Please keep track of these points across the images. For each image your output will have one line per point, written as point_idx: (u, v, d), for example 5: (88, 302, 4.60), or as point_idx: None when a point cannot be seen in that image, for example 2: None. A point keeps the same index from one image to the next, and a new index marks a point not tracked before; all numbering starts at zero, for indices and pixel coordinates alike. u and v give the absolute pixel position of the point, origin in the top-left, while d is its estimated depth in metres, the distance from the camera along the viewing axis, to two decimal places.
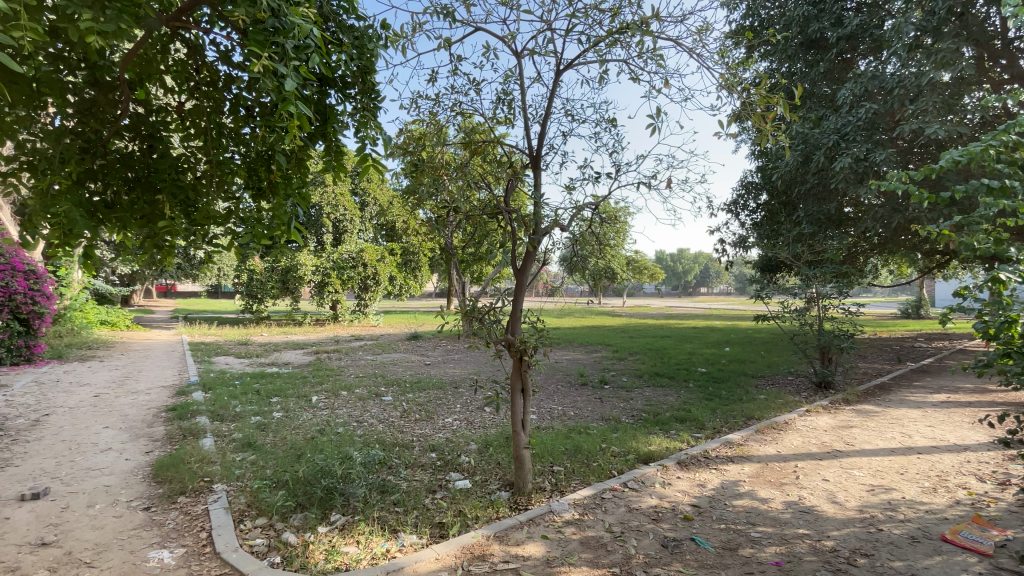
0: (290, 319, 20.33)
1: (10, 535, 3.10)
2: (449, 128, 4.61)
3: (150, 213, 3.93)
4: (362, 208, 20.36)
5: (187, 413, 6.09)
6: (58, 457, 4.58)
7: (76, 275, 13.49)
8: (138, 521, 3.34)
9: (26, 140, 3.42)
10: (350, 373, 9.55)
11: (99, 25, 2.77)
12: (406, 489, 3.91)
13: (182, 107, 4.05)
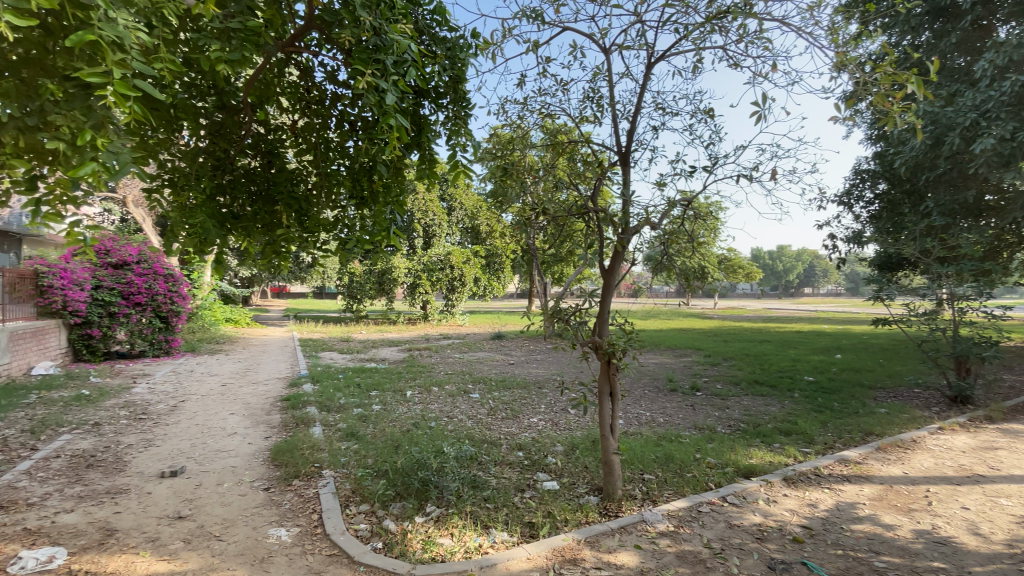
0: (385, 319, 21.68)
1: (154, 507, 3.53)
2: (535, 131, 4.64)
3: (270, 222, 4.34)
4: (449, 213, 21.24)
5: (299, 403, 6.71)
6: (193, 439, 5.24)
7: (208, 279, 15.43)
8: (259, 500, 3.72)
9: (168, 160, 3.97)
10: (440, 371, 9.95)
11: (227, 55, 3.15)
12: (496, 487, 3.98)
13: (295, 125, 4.47)
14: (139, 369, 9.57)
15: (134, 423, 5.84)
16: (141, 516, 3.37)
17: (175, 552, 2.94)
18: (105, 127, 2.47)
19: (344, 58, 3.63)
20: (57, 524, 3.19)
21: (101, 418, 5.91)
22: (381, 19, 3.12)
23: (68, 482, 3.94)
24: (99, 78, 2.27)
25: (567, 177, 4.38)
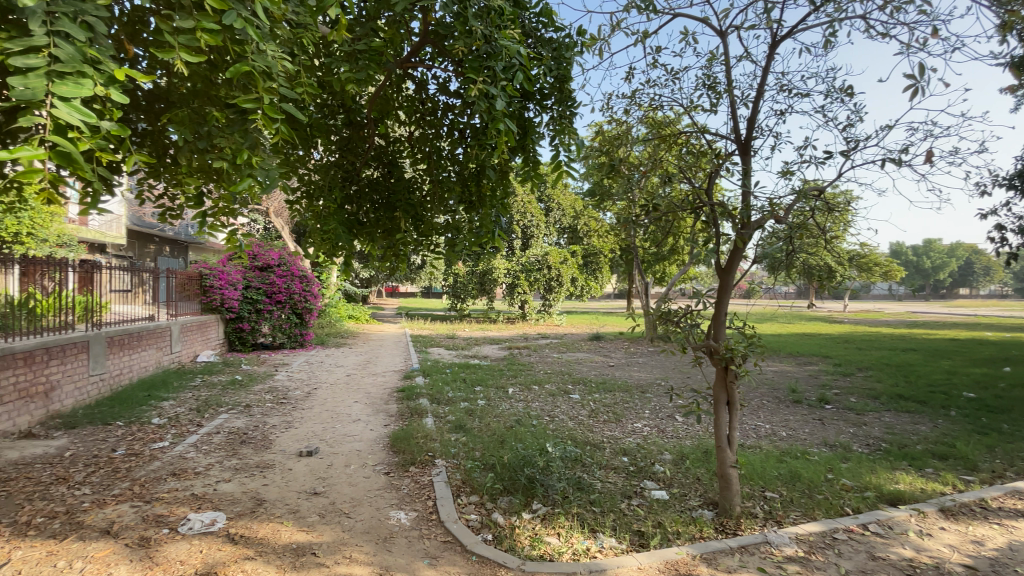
0: (486, 317, 22.41)
1: (294, 482, 3.98)
2: (643, 125, 4.49)
3: (390, 228, 4.68)
4: (547, 214, 21.38)
5: (412, 395, 7.18)
6: (324, 423, 5.84)
7: (332, 279, 17.13)
8: (381, 484, 4.03)
9: (306, 174, 4.48)
10: (540, 369, 10.04)
11: (355, 75, 3.47)
12: (602, 491, 3.91)
13: (411, 136, 4.78)
14: (279, 358, 10.91)
15: (276, 406, 6.65)
16: (283, 489, 3.81)
17: (312, 524, 3.27)
18: (257, 147, 2.83)
19: (455, 68, 3.81)
20: (219, 491, 3.71)
21: (251, 401, 6.82)
22: (492, 26, 3.21)
23: (227, 456, 4.58)
24: (253, 105, 2.60)
25: (677, 171, 4.17)
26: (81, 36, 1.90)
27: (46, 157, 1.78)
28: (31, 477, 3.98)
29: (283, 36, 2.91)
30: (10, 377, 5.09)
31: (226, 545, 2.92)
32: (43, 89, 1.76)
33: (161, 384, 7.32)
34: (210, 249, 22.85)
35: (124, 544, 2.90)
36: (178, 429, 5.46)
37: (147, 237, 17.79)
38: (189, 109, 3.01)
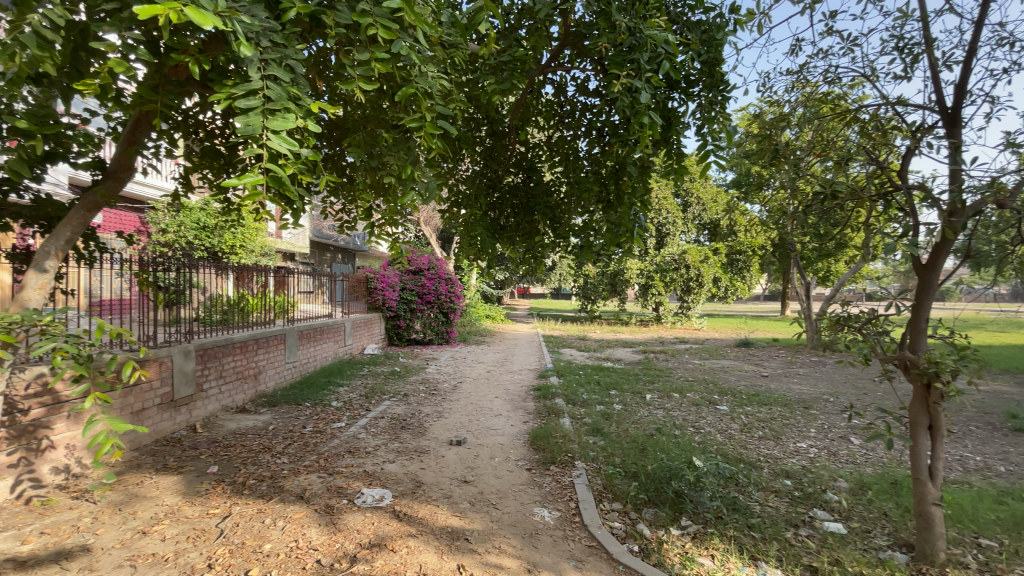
0: (618, 319, 21.88)
1: (447, 469, 4.29)
2: (807, 105, 3.99)
3: (530, 231, 4.79)
4: (684, 209, 20.15)
5: (549, 394, 7.29)
6: (469, 415, 6.21)
7: (472, 281, 18.24)
8: (524, 479, 4.15)
9: (455, 184, 4.80)
10: (680, 376, 9.46)
11: (501, 85, 3.64)
12: (762, 514, 3.53)
13: (550, 140, 4.86)
14: (428, 353, 11.93)
15: (429, 397, 7.26)
16: (438, 475, 4.13)
17: (463, 511, 3.49)
18: (417, 162, 3.10)
19: (596, 66, 3.78)
20: (385, 471, 4.16)
21: (407, 391, 7.55)
22: (637, 17, 3.10)
23: (390, 439, 5.12)
24: (415, 122, 2.86)
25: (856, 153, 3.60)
26: (285, 77, 2.25)
27: (263, 181, 2.15)
28: (247, 444, 4.89)
29: (439, 56, 3.16)
30: (233, 362, 6.32)
31: (393, 521, 3.25)
32: (261, 125, 2.12)
33: (337, 372, 8.54)
34: (370, 256, 25.96)
35: (314, 509, 3.39)
36: (351, 412, 6.26)
37: (323, 246, 20.82)
38: (364, 133, 3.42)
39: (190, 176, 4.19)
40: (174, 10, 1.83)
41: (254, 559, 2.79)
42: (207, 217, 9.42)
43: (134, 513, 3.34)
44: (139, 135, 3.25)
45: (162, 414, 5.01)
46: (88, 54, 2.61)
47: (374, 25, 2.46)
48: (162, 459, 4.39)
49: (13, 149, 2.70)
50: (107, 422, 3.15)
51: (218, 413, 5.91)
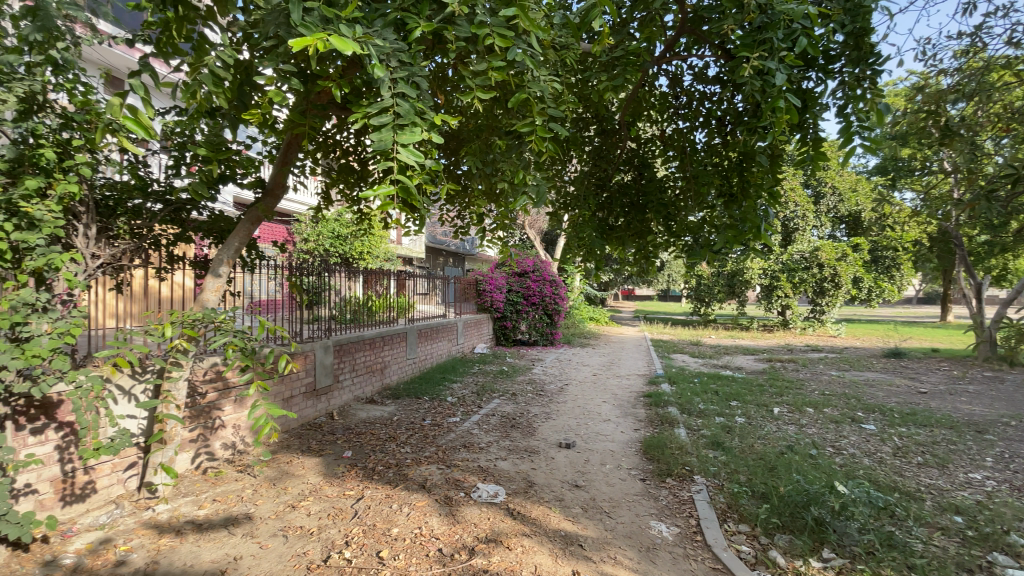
0: (737, 324, 20.22)
1: (558, 472, 4.27)
2: (984, 71, 3.35)
3: (641, 230, 4.54)
4: (816, 202, 18.09)
5: (661, 401, 6.95)
6: (578, 418, 6.15)
7: (577, 283, 18.13)
8: (638, 489, 4.00)
9: (563, 186, 4.76)
10: (813, 389, 8.45)
11: (612, 82, 3.55)
12: (926, 553, 3.00)
13: (663, 134, 4.65)
14: (535, 354, 12.05)
15: (537, 397, 7.32)
16: (549, 476, 4.13)
17: (576, 516, 3.44)
18: (529, 165, 3.13)
19: (718, 51, 3.54)
20: (498, 468, 4.27)
21: (516, 390, 7.69)
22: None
23: (501, 437, 5.25)
24: (528, 126, 2.88)
25: None
26: (412, 94, 2.41)
27: (393, 192, 2.31)
28: (375, 433, 5.34)
29: (551, 59, 3.17)
30: (363, 357, 6.97)
31: (507, 518, 3.32)
32: (391, 139, 2.29)
33: (452, 369, 9.01)
34: (478, 260, 27.07)
35: (434, 499, 3.58)
36: (465, 408, 6.54)
37: (436, 251, 22.14)
38: (479, 141, 3.55)
39: (330, 190, 4.69)
40: (322, 39, 2.05)
41: (384, 541, 3.02)
42: (340, 227, 10.50)
43: (285, 488, 3.80)
44: (290, 155, 3.71)
45: (306, 401, 5.67)
46: (252, 88, 3.04)
47: (491, 35, 2.52)
48: (306, 442, 4.96)
49: (198, 173, 3.24)
50: (266, 407, 3.64)
51: (350, 403, 6.54)
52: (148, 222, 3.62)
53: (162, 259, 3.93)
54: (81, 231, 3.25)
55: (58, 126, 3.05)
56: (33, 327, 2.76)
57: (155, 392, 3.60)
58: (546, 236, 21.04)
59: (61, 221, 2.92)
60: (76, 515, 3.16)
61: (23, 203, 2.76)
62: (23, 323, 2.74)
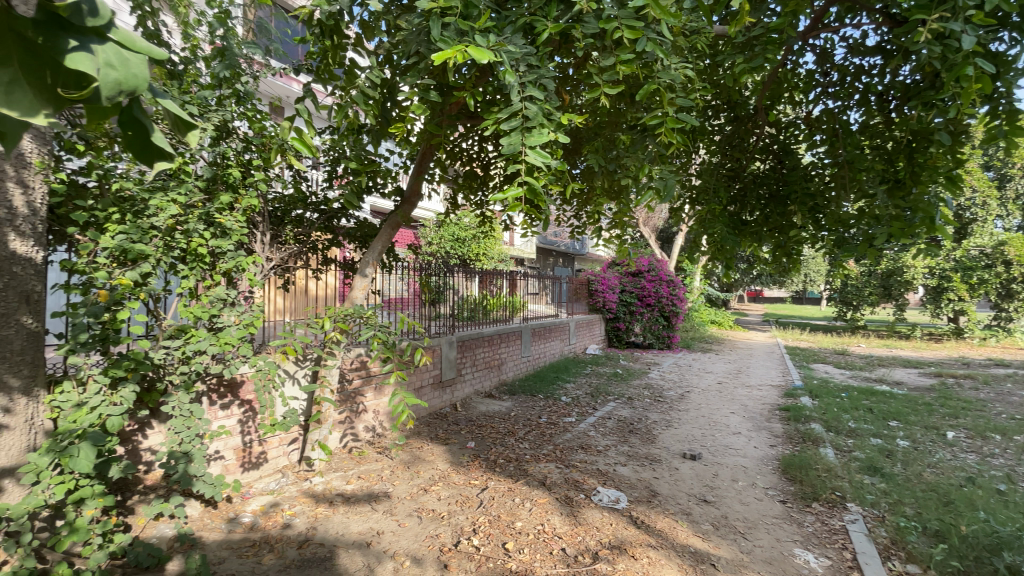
0: (894, 331, 17.46)
1: (683, 483, 4.04)
2: None
3: (782, 224, 4.09)
4: (1004, 185, 14.92)
5: (801, 416, 6.23)
6: (703, 428, 5.77)
7: (697, 283, 17.05)
8: (777, 512, 3.64)
9: (689, 179, 4.49)
10: (1003, 412, 6.95)
11: (750, 64, 3.24)
12: None
13: (809, 116, 4.18)
14: (651, 358, 11.57)
15: (656, 403, 7.01)
16: (674, 488, 3.92)
17: (706, 533, 3.23)
18: (657, 160, 3.00)
19: (882, 17, 3.08)
20: (618, 473, 4.16)
21: (633, 394, 7.45)
22: None
23: (620, 441, 5.11)
24: (657, 119, 2.74)
25: None
26: (540, 96, 2.44)
27: (521, 194, 2.33)
28: (495, 426, 5.53)
29: (682, 46, 2.99)
30: (482, 353, 7.27)
31: (631, 526, 3.22)
32: (520, 143, 2.34)
33: (565, 369, 9.01)
34: (591, 260, 26.79)
35: (555, 497, 3.60)
36: (580, 408, 6.50)
37: (548, 251, 22.38)
38: (601, 138, 3.49)
39: (457, 195, 4.96)
40: (460, 52, 2.14)
41: (508, 533, 3.11)
42: (460, 230, 11.09)
43: (417, 472, 4.10)
44: (425, 163, 4.01)
45: (434, 392, 6.07)
46: (393, 104, 3.32)
47: (619, 28, 2.43)
48: (434, 430, 5.31)
49: (349, 184, 3.64)
50: (403, 396, 3.95)
51: (471, 397, 6.86)
52: (309, 229, 4.14)
53: (318, 261, 4.46)
54: (259, 238, 3.85)
55: (241, 149, 3.62)
56: (226, 319, 3.30)
57: (312, 377, 4.11)
58: (662, 234, 20.10)
59: (244, 231, 3.47)
60: (252, 479, 3.72)
61: (218, 215, 3.32)
62: (218, 316, 3.30)
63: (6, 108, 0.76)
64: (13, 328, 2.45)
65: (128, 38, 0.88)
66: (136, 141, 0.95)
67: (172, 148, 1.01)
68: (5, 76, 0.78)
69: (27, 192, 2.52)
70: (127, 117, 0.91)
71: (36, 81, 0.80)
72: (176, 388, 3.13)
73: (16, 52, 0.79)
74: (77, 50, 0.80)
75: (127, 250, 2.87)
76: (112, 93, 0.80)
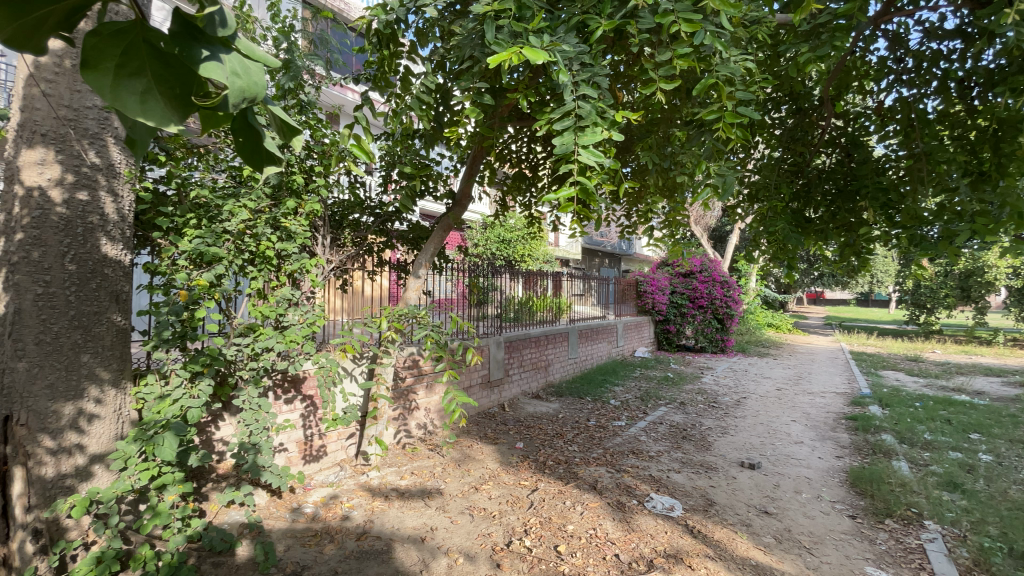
0: (974, 337, 16.05)
1: (741, 493, 3.87)
2: None
3: (850, 221, 3.83)
4: None
5: (870, 426, 5.84)
6: (762, 436, 5.51)
7: (752, 284, 16.33)
8: (846, 527, 3.42)
9: (748, 175, 4.31)
10: None
11: (815, 52, 3.06)
12: None
13: (881, 105, 3.90)
14: (703, 362, 11.19)
15: (709, 408, 6.77)
16: (732, 497, 3.76)
17: (769, 546, 3.08)
18: (715, 156, 2.88)
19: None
20: (672, 479, 4.04)
21: (685, 399, 7.23)
22: None
23: (672, 447, 4.97)
24: (714, 113, 2.63)
25: None
26: (594, 95, 2.40)
27: (573, 193, 2.28)
28: (543, 428, 5.51)
29: (742, 36, 2.86)
30: (529, 354, 7.27)
31: (687, 535, 3.12)
32: (573, 142, 2.31)
33: (613, 371, 8.87)
34: (638, 261, 26.22)
35: (607, 502, 3.54)
36: (630, 412, 6.37)
37: (593, 253, 22.10)
38: (655, 136, 3.41)
39: (506, 197, 4.99)
40: (516, 53, 2.14)
41: (560, 536, 3.09)
42: (505, 231, 11.16)
43: (468, 470, 4.15)
44: (475, 166, 4.06)
45: (482, 392, 6.13)
46: (446, 108, 3.39)
47: (676, 21, 2.35)
48: (483, 429, 5.36)
49: (404, 188, 3.75)
50: (455, 394, 4.01)
51: (518, 398, 6.88)
52: (365, 232, 4.28)
53: (373, 263, 4.61)
54: (320, 241, 4.02)
55: (304, 156, 3.79)
56: (291, 318, 3.47)
57: (368, 375, 4.25)
58: (714, 233, 19.40)
59: (307, 234, 3.63)
60: (313, 471, 3.88)
61: (284, 220, 3.49)
62: (284, 315, 3.47)
63: (139, 119, 0.68)
64: (104, 325, 2.68)
65: (251, 46, 0.80)
66: (247, 147, 0.88)
67: (280, 152, 0.93)
68: (137, 86, 0.70)
69: (117, 201, 2.74)
70: (241, 123, 0.83)
71: (167, 89, 0.71)
72: (245, 382, 3.31)
73: (147, 60, 0.70)
74: (208, 59, 0.70)
75: (202, 253, 3.08)
76: (238, 102, 0.72)
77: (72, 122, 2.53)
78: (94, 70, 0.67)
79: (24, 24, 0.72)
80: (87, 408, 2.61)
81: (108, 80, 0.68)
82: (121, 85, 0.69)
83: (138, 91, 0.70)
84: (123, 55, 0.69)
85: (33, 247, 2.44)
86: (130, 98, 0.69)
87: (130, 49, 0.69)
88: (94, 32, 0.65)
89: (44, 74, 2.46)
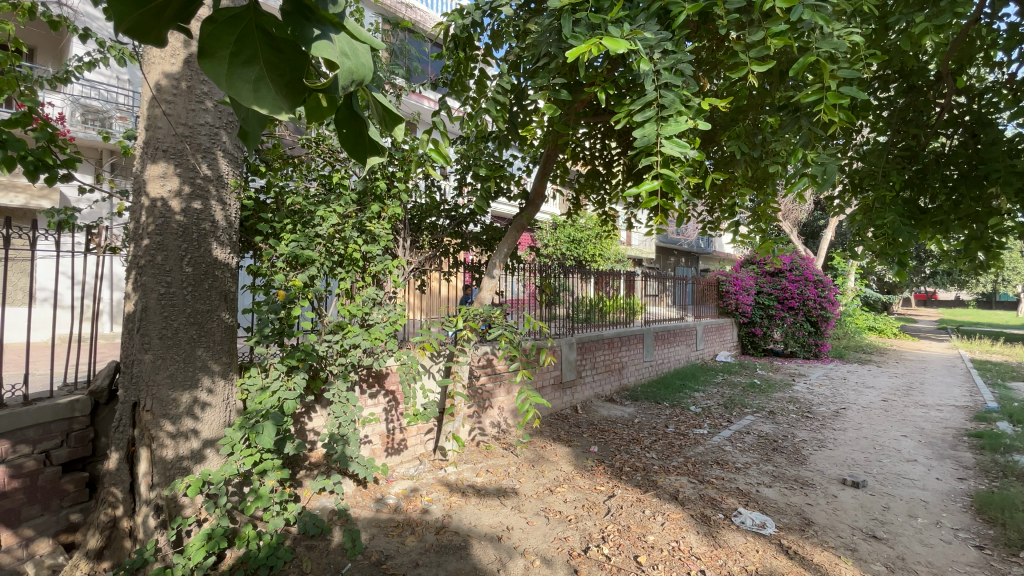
0: None
1: (843, 513, 3.51)
2: None
3: (977, 211, 3.32)
4: None
5: (1001, 445, 5.08)
6: (866, 452, 4.97)
7: (851, 284, 14.86)
8: (972, 558, 3.00)
9: (851, 163, 3.89)
10: None
11: (933, 21, 2.70)
12: None
13: (1017, 78, 3.36)
14: (793, 368, 10.33)
15: (803, 419, 6.22)
16: (834, 518, 3.42)
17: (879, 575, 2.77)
18: (812, 144, 2.63)
19: None
20: (763, 494, 3.75)
21: (774, 408, 6.70)
22: None
23: (762, 459, 4.63)
24: (814, 95, 2.38)
25: None
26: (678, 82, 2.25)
27: (657, 186, 2.16)
28: (618, 433, 5.35)
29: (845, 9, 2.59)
30: (603, 355, 7.12)
31: (781, 556, 2.88)
32: (655, 133, 2.20)
33: (692, 376, 8.46)
34: (720, 258, 24.75)
35: (690, 514, 3.36)
36: (712, 420, 6.03)
37: (669, 251, 21.25)
38: (742, 125, 3.19)
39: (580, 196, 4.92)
40: (595, 44, 2.07)
41: (640, 546, 2.96)
42: (576, 231, 11.02)
43: (542, 471, 4.13)
44: (549, 164, 4.02)
45: (555, 393, 6.08)
46: (520, 109, 3.42)
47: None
48: (557, 430, 5.31)
49: (479, 190, 3.82)
50: (529, 395, 3.98)
51: (592, 400, 6.75)
52: (441, 234, 4.39)
53: (450, 264, 4.71)
54: (401, 243, 4.20)
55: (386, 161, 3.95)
56: (376, 316, 3.65)
57: (445, 372, 4.35)
58: (804, 227, 17.92)
59: (389, 237, 3.77)
60: (395, 464, 4.04)
61: (369, 223, 3.65)
62: (369, 314, 3.65)
63: (254, 106, 0.72)
64: (214, 322, 2.94)
65: (357, 29, 0.82)
66: (351, 138, 0.89)
67: (383, 142, 0.94)
68: (251, 74, 0.74)
69: (225, 208, 3.00)
70: (344, 114, 0.86)
71: (277, 77, 0.75)
72: (335, 377, 3.52)
73: (259, 48, 0.73)
74: (320, 39, 0.74)
75: (297, 256, 3.32)
76: (346, 83, 0.74)
77: (188, 139, 2.82)
78: (212, 60, 0.70)
79: (147, 12, 0.78)
80: (201, 397, 2.87)
81: (224, 69, 0.72)
82: (236, 74, 0.72)
83: (250, 80, 0.74)
84: (237, 43, 0.72)
85: (157, 251, 2.75)
86: (244, 87, 0.72)
87: (244, 37, 0.72)
88: (213, 19, 0.68)
89: (167, 97, 2.77)
